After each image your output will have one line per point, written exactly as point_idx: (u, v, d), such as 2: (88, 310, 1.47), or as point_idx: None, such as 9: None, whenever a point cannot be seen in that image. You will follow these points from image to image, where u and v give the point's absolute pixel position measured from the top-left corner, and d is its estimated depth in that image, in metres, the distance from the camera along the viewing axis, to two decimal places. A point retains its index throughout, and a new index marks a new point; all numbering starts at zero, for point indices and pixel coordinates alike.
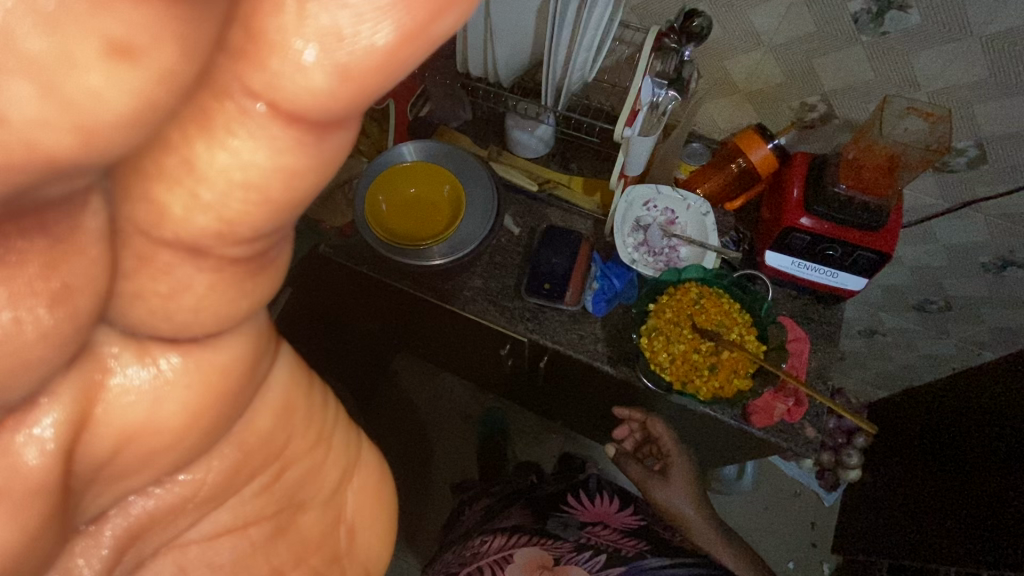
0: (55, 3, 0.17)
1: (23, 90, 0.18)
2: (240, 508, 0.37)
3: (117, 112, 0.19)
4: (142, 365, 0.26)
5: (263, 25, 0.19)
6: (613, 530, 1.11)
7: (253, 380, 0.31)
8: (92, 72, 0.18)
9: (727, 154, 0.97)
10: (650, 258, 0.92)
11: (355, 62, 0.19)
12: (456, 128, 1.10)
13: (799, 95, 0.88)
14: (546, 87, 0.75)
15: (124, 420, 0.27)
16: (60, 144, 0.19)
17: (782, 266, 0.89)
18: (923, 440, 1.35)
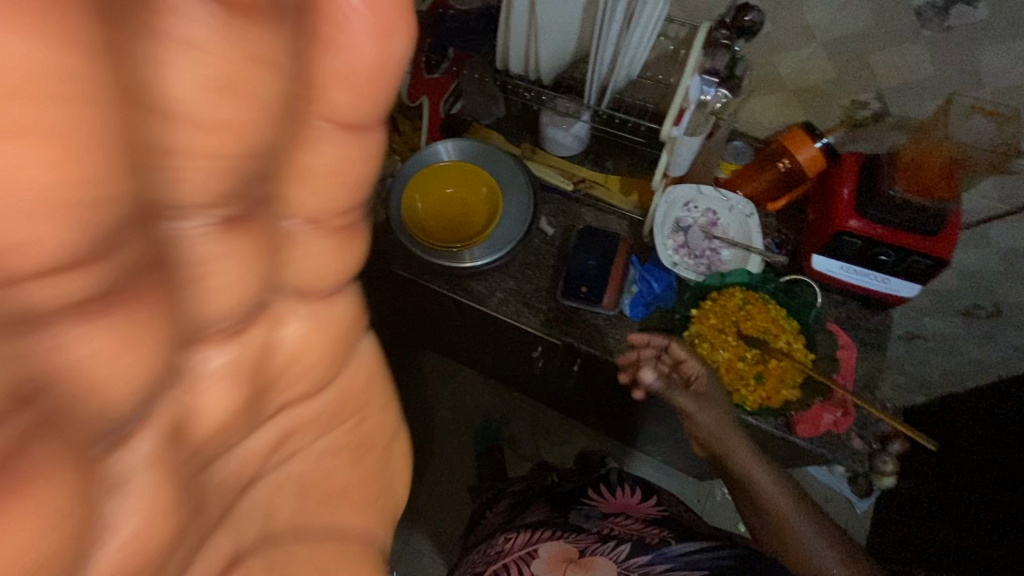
0: (215, 39, 0.20)
1: (190, 108, 0.21)
2: (318, 459, 0.40)
3: (236, 125, 0.22)
4: (295, 312, 0.32)
5: (320, 57, 0.25)
6: (637, 520, 0.89)
7: (352, 335, 0.38)
8: (218, 98, 0.21)
9: (772, 153, 0.93)
10: (691, 261, 0.89)
11: (364, 70, 0.26)
12: (488, 126, 1.08)
13: (851, 92, 0.84)
14: (590, 85, 0.73)
15: (272, 353, 0.32)
16: (203, 162, 0.23)
17: (830, 272, 0.85)
18: (965, 448, 1.30)
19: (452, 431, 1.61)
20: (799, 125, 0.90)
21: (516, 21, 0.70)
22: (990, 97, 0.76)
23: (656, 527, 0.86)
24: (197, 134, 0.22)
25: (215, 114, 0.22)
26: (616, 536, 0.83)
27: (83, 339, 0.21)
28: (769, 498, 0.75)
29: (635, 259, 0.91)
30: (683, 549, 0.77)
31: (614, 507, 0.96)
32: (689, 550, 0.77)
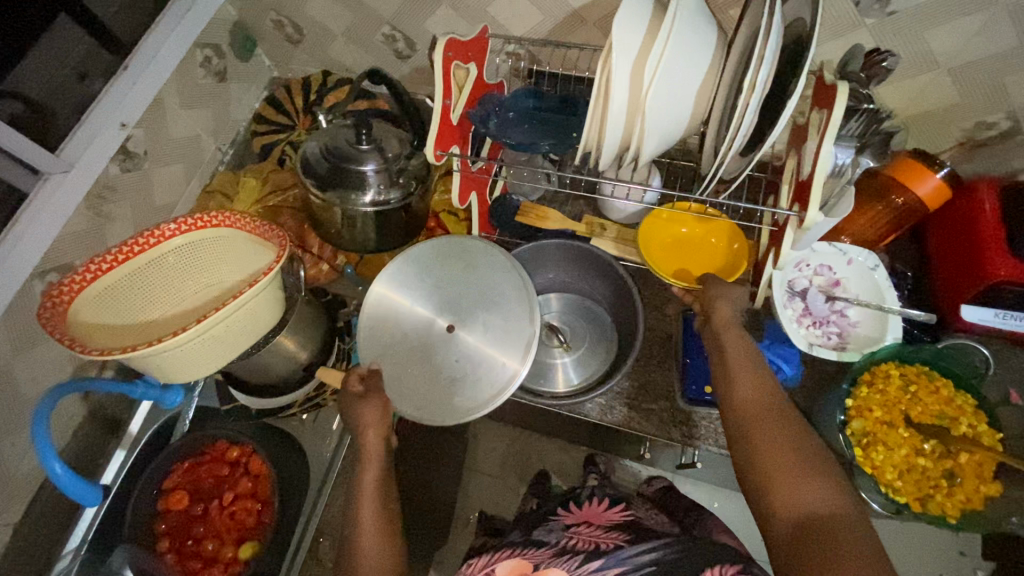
0: (401, 342, 0.76)
1: (426, 347, 0.75)
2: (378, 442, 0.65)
3: (404, 362, 0.74)
4: (452, 378, 0.73)
5: (381, 342, 0.75)
6: (599, 526, 0.74)
7: (449, 384, 0.72)
8: (427, 339, 0.75)
9: (881, 188, 0.79)
10: (818, 331, 0.78)
11: (402, 328, 0.76)
12: (537, 200, 0.96)
13: (977, 114, 0.72)
14: (707, 183, 0.60)
15: (417, 398, 0.72)
16: (411, 352, 0.75)
17: (983, 321, 0.73)
18: None
19: None
20: (912, 154, 0.77)
21: (614, 124, 0.56)
22: None
23: (619, 533, 0.71)
24: (414, 357, 0.75)
25: (407, 351, 0.75)
26: (568, 548, 0.67)
27: (415, 397, 0.72)
28: (747, 378, 0.62)
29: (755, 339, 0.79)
30: (641, 554, 0.64)
31: (578, 518, 0.79)
32: (641, 557, 0.63)
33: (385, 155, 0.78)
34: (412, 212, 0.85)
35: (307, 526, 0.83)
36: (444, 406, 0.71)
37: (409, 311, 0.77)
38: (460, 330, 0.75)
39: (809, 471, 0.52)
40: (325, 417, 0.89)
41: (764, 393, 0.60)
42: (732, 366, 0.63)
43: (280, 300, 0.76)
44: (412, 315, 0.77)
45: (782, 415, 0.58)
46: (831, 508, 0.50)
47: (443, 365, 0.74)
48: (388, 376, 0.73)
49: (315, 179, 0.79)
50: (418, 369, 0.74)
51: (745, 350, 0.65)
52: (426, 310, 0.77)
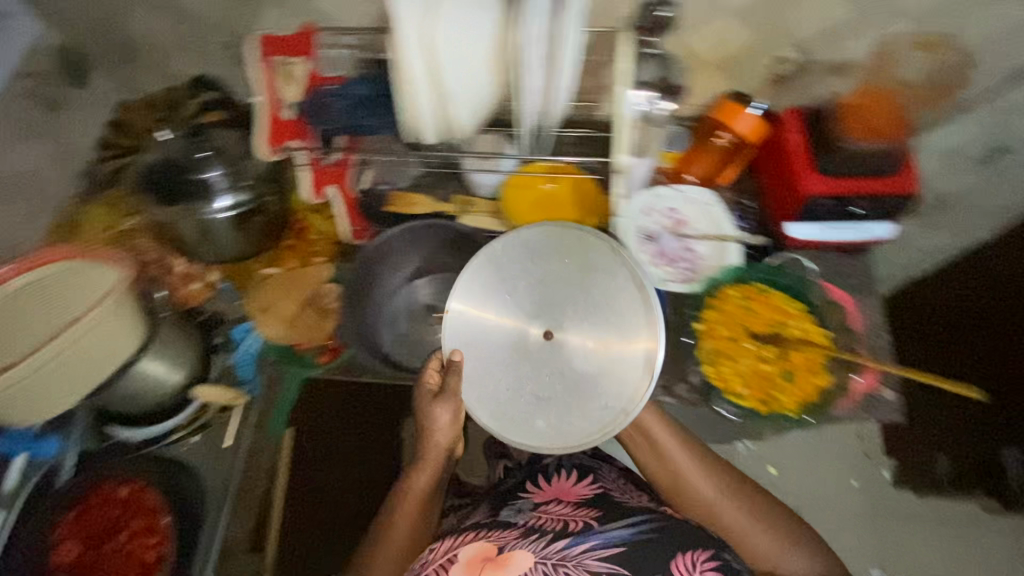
0: (492, 342, 0.72)
1: (520, 352, 0.72)
2: (424, 479, 0.75)
3: (496, 366, 0.71)
4: (541, 394, 0.70)
5: (467, 339, 0.72)
6: (569, 503, 0.73)
7: (543, 402, 0.70)
8: (521, 343, 0.72)
9: (709, 130, 0.87)
10: (672, 269, 0.83)
11: (493, 328, 0.72)
12: (405, 188, 0.95)
13: (774, 50, 0.80)
14: (525, 134, 0.63)
15: (504, 412, 0.70)
16: (502, 355, 0.72)
17: (809, 236, 0.82)
18: None
19: None
20: (728, 95, 0.85)
21: (417, 91, 0.58)
22: (910, 25, 0.74)
23: (589, 507, 0.71)
24: (503, 363, 0.72)
25: (500, 353, 0.72)
26: (536, 528, 0.68)
27: (507, 411, 0.70)
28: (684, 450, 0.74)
29: None
30: (613, 529, 0.65)
31: (549, 494, 0.77)
32: (615, 532, 0.65)
33: (227, 159, 0.77)
34: (271, 214, 0.84)
35: (212, 546, 0.79)
36: (527, 417, 0.70)
37: (500, 314, 0.73)
38: (556, 336, 0.71)
39: (759, 511, 0.71)
40: (215, 438, 0.85)
41: (698, 477, 0.72)
42: (664, 447, 0.73)
43: (139, 319, 0.74)
44: (503, 319, 0.72)
45: (760, 526, 0.70)
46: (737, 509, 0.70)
47: (534, 380, 0.71)
48: (472, 375, 0.71)
49: (157, 195, 0.76)
50: (511, 380, 0.71)
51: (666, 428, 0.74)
52: (515, 312, 0.72)
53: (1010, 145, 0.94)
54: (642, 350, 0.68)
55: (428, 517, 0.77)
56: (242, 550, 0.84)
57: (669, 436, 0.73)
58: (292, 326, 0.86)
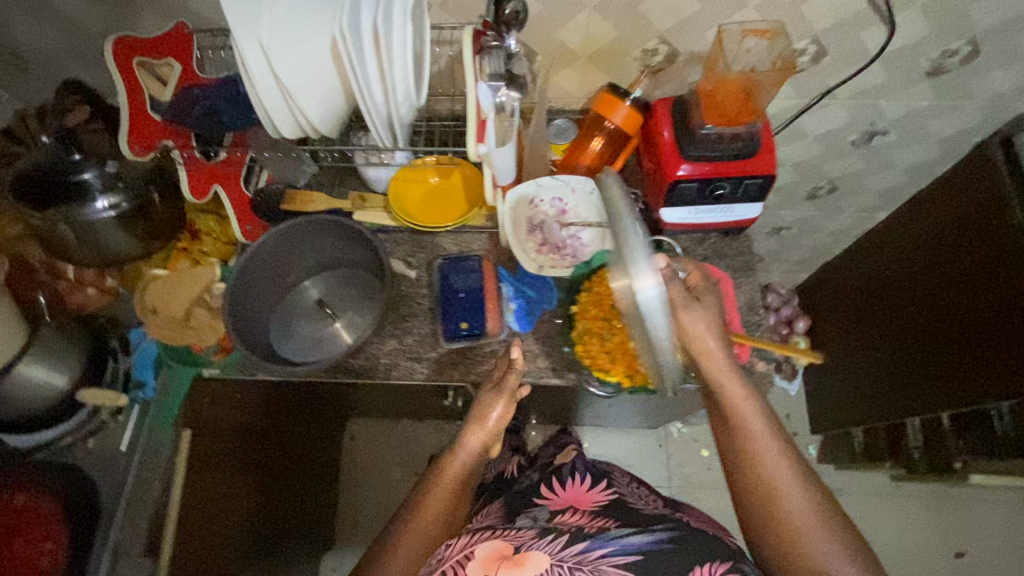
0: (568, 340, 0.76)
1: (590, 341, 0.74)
2: (463, 458, 0.80)
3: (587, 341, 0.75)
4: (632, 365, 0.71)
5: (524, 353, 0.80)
6: (584, 514, 0.82)
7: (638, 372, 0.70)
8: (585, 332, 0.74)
9: (593, 121, 0.91)
10: (556, 256, 0.87)
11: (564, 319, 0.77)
12: (305, 187, 0.96)
13: (639, 43, 0.83)
14: (374, 127, 0.65)
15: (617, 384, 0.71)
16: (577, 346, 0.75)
17: (681, 219, 0.87)
18: (854, 297, 1.36)
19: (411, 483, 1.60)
20: (605, 88, 0.88)
21: (264, 91, 0.61)
22: (757, 15, 0.78)
23: (604, 519, 0.80)
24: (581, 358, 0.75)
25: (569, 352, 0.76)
26: (551, 528, 0.75)
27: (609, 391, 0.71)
28: (771, 436, 0.67)
29: (505, 275, 0.90)
30: (632, 539, 0.70)
31: (562, 502, 0.91)
32: (631, 537, 0.71)
33: (103, 163, 0.77)
34: (158, 216, 0.85)
35: (103, 551, 0.81)
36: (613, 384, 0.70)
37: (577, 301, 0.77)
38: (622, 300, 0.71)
39: (821, 521, 0.63)
40: (109, 441, 0.85)
41: (791, 489, 0.64)
42: (760, 455, 0.66)
43: (14, 329, 0.74)
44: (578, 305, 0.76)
45: (821, 524, 0.63)
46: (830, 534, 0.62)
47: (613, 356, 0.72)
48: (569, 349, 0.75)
49: (31, 202, 0.76)
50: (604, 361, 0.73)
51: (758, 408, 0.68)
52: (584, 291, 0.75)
53: (882, 127, 1.00)
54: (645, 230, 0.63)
55: (455, 515, 0.79)
56: (135, 554, 0.82)
57: (760, 411, 0.68)
58: (183, 327, 0.86)
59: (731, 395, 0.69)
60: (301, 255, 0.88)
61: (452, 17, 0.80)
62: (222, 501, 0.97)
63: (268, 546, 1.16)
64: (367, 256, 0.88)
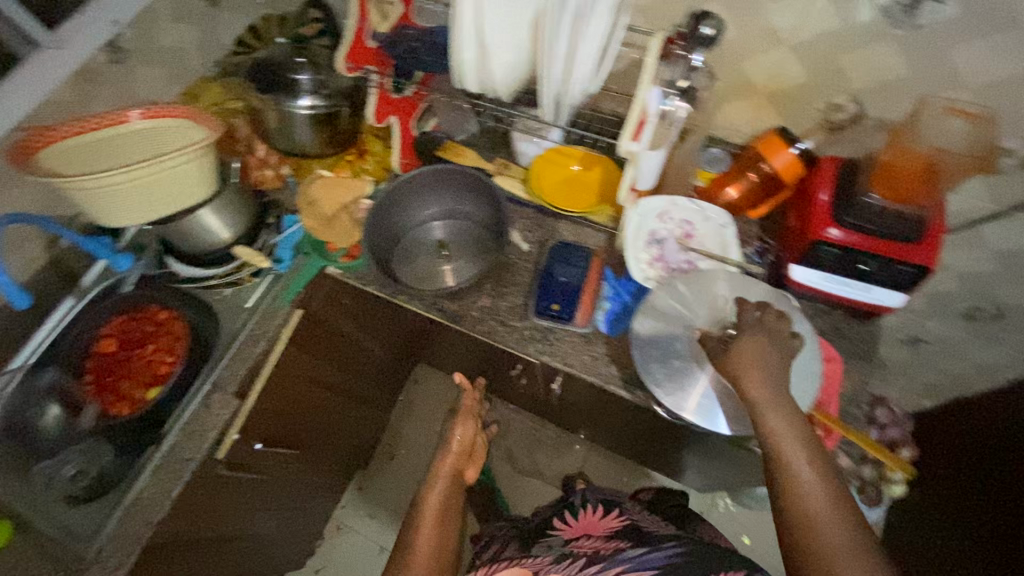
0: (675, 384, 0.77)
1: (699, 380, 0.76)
2: (441, 488, 0.89)
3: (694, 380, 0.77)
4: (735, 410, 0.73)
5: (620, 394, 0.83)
6: (598, 538, 0.91)
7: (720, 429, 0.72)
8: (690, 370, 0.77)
9: (750, 159, 0.90)
10: (667, 274, 0.86)
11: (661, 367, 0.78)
12: (462, 141, 1.08)
13: (826, 95, 0.81)
14: (546, 101, 0.70)
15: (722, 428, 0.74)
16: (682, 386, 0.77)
17: (811, 282, 0.82)
18: (985, 444, 1.19)
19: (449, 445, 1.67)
20: (775, 130, 0.86)
21: (464, 44, 0.68)
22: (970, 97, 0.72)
23: (620, 540, 0.87)
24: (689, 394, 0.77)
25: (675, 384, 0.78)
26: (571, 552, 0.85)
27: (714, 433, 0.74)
28: (818, 474, 0.61)
29: (609, 273, 0.89)
30: (648, 555, 0.77)
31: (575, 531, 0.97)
32: (649, 553, 0.78)
33: (317, 70, 0.91)
34: (339, 126, 0.98)
35: (206, 381, 0.96)
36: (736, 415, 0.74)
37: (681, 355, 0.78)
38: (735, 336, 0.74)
39: None
40: (242, 295, 1.02)
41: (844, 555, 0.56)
42: (817, 513, 0.58)
43: (208, 175, 0.90)
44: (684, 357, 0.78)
45: None
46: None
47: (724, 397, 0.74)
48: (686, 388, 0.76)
49: (257, 84, 0.92)
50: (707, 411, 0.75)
51: (812, 462, 0.61)
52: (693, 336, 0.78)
53: None
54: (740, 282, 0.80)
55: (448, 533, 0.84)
56: (227, 391, 0.95)
57: (812, 455, 0.61)
58: (327, 224, 0.98)
59: (789, 451, 0.62)
60: (432, 196, 0.97)
61: (647, 23, 0.83)
62: (303, 388, 1.09)
63: (320, 446, 1.28)
64: (494, 217, 0.96)
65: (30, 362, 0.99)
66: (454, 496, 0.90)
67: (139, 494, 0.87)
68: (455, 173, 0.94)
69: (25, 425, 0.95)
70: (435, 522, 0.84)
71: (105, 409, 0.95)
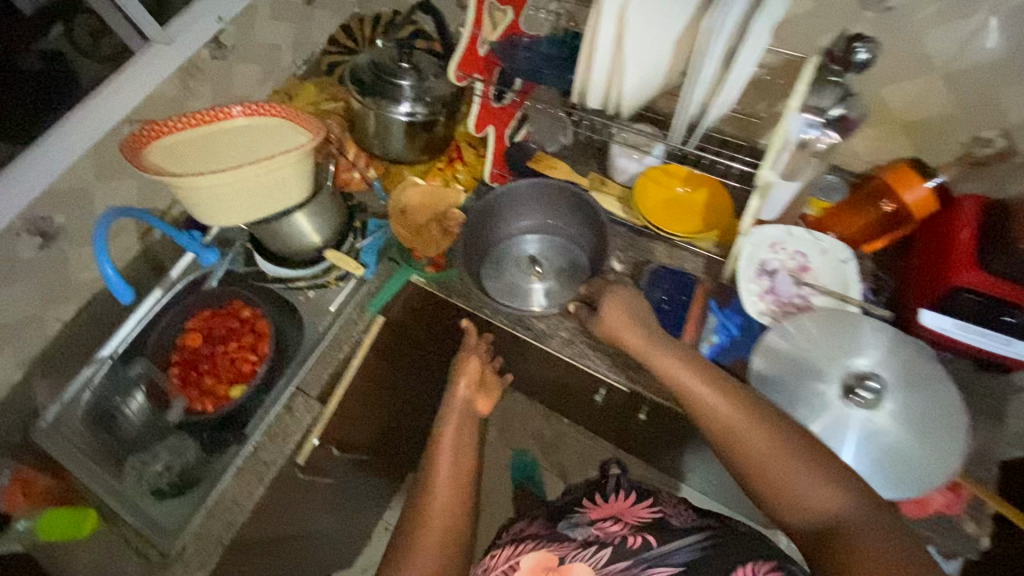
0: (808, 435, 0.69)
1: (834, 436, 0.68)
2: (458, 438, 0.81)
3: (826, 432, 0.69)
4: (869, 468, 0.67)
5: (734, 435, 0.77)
6: (627, 524, 0.80)
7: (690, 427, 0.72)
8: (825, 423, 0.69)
9: (874, 190, 0.84)
10: (779, 309, 0.81)
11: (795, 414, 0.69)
12: (553, 152, 1.04)
13: (972, 128, 0.75)
14: (674, 128, 0.68)
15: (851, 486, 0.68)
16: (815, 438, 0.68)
17: (944, 329, 0.74)
18: None
19: (499, 453, 1.64)
20: (907, 161, 0.81)
21: (598, 59, 0.65)
22: None
23: (647, 531, 0.77)
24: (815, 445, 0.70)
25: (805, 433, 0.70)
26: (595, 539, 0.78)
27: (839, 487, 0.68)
28: (739, 413, 0.63)
29: (714, 304, 0.84)
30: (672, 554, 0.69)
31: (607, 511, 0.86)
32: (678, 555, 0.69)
33: (421, 76, 0.90)
34: (436, 133, 0.96)
35: (289, 384, 0.95)
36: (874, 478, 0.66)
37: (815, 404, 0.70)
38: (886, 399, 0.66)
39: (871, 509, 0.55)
40: (325, 297, 1.01)
41: (788, 467, 0.59)
42: (765, 459, 0.60)
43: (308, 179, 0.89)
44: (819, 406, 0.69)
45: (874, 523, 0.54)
46: (832, 500, 0.57)
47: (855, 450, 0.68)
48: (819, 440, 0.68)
49: (359, 86, 0.90)
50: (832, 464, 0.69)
51: (728, 403, 0.63)
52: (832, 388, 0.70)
53: None
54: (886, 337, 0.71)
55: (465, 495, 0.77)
56: (310, 395, 0.94)
57: (726, 394, 0.64)
58: (417, 232, 0.98)
59: (697, 395, 0.65)
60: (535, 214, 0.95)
61: (777, 43, 0.78)
62: (378, 396, 1.08)
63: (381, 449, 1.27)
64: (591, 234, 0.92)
65: (120, 351, 0.99)
66: (470, 432, 0.83)
67: (222, 493, 0.87)
68: (556, 188, 0.92)
69: (110, 418, 0.97)
70: (450, 457, 0.78)
71: (191, 404, 0.96)
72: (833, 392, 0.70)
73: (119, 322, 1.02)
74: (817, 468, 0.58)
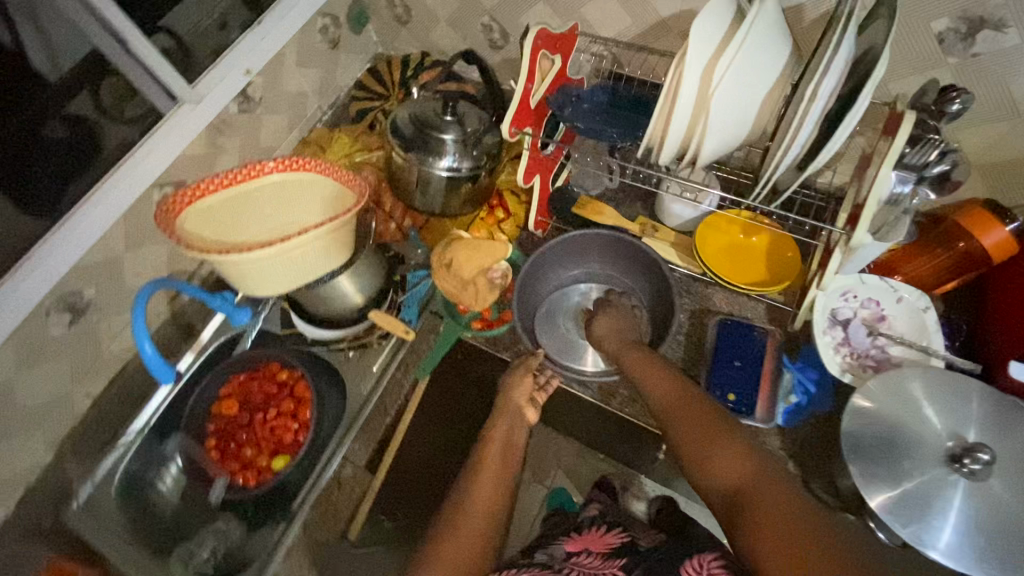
0: (908, 510, 0.63)
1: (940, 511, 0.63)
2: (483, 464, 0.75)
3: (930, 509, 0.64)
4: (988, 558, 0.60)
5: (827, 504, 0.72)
6: (598, 555, 0.74)
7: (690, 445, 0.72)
8: (930, 497, 0.63)
9: (944, 233, 0.79)
10: (856, 361, 0.78)
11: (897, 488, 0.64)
12: (597, 196, 1.00)
13: None
14: (758, 188, 0.64)
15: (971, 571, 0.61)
16: (918, 516, 0.63)
17: None
18: None
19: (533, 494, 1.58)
20: (982, 204, 0.77)
21: (678, 118, 0.61)
22: None
23: (616, 557, 0.72)
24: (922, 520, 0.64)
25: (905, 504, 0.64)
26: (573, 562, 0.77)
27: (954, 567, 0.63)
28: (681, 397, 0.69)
29: (787, 359, 0.82)
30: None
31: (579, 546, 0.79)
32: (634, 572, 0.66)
33: (464, 128, 0.85)
34: (478, 184, 0.91)
35: (335, 452, 0.90)
36: (987, 559, 0.60)
37: (917, 474, 0.65)
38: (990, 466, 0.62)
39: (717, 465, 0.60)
40: (368, 358, 0.97)
41: (707, 440, 0.62)
42: (700, 435, 0.63)
43: (349, 243, 0.85)
44: (921, 476, 0.65)
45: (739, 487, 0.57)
46: (747, 466, 0.58)
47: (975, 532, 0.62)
48: (923, 516, 0.63)
49: (400, 140, 0.86)
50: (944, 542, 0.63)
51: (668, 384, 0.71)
52: (933, 454, 0.65)
53: None
54: (989, 402, 0.67)
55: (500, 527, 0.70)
56: (358, 465, 0.91)
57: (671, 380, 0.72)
58: (463, 287, 0.92)
59: (645, 376, 0.74)
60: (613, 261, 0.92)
61: None
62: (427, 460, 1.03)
63: None
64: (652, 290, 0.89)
65: (152, 425, 0.93)
66: (513, 461, 0.77)
67: None
68: (618, 244, 0.90)
69: (145, 500, 0.91)
70: (492, 490, 0.72)
71: (232, 478, 0.90)
72: (937, 457, 0.65)
73: (150, 391, 0.96)
74: (723, 442, 0.61)
